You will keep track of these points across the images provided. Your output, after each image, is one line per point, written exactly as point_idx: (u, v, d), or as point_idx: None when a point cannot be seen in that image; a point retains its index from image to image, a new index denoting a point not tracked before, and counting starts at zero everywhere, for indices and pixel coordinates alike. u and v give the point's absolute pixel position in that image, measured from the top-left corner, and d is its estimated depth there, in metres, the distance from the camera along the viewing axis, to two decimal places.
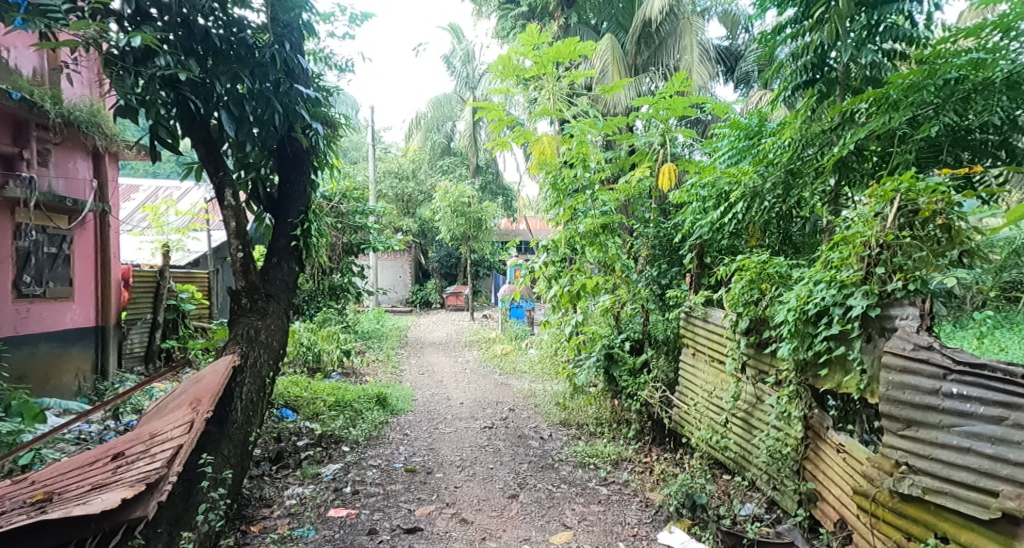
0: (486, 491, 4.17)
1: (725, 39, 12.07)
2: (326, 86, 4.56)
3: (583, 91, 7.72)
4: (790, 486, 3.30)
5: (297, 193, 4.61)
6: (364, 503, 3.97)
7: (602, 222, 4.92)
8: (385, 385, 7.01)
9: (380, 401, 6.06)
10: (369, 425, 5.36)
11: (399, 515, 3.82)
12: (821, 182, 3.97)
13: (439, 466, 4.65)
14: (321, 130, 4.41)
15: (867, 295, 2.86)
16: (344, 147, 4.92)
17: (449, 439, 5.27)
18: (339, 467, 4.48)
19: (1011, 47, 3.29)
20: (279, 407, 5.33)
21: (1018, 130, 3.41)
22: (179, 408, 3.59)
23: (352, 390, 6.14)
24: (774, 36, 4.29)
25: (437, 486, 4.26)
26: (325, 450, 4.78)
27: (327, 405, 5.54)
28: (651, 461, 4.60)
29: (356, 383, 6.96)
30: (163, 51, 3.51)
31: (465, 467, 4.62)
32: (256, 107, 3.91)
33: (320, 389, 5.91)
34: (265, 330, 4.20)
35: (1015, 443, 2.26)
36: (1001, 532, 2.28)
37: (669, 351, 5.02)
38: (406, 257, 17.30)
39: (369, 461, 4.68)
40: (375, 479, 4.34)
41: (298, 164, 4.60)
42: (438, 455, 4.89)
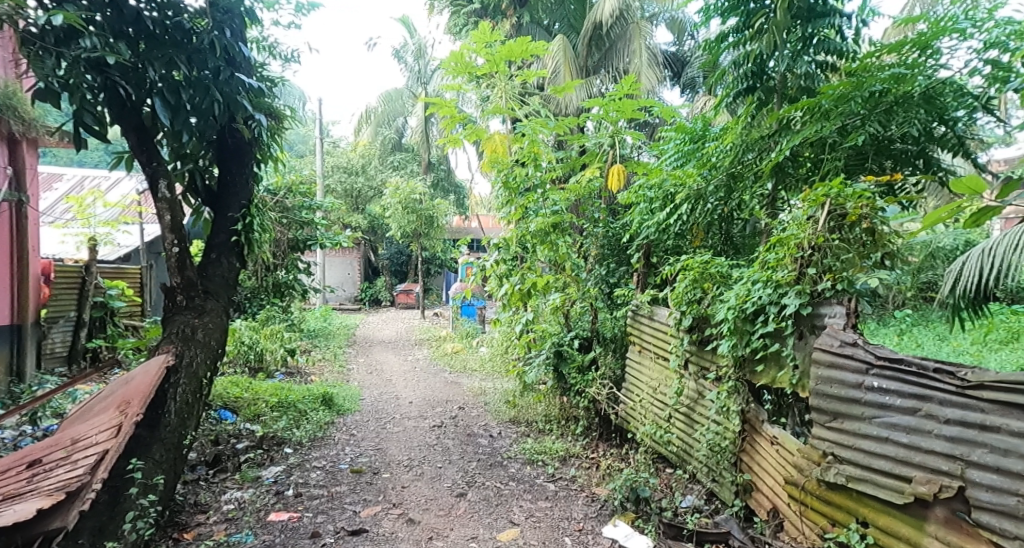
0: (434, 491, 4.19)
1: (672, 44, 12.42)
2: (270, 76, 4.44)
3: (535, 90, 7.81)
4: (727, 477, 3.45)
5: (237, 186, 4.48)
6: (307, 506, 3.93)
7: (553, 221, 5.02)
8: (332, 384, 6.93)
9: (326, 401, 5.99)
10: (314, 426, 5.30)
11: (343, 517, 3.80)
12: (759, 186, 4.15)
13: (386, 466, 4.63)
14: (263, 122, 4.26)
15: (799, 294, 3.02)
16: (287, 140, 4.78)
17: (397, 439, 5.26)
18: (281, 469, 4.41)
19: (927, 63, 3.51)
20: (218, 409, 5.21)
21: (934, 141, 3.62)
22: (104, 410, 3.49)
23: (297, 390, 6.02)
24: (717, 43, 4.47)
25: (384, 487, 4.25)
26: (267, 452, 4.70)
27: (269, 406, 5.44)
28: (597, 456, 4.72)
29: (301, 383, 6.85)
30: (89, 32, 3.41)
31: (412, 467, 4.63)
32: (194, 95, 3.79)
33: (262, 389, 5.79)
34: (201, 329, 4.09)
35: (926, 433, 2.38)
36: (913, 516, 2.40)
37: (617, 349, 5.16)
38: (355, 254, 17.01)
39: (313, 463, 4.62)
40: (318, 481, 4.30)
41: (240, 155, 4.46)
42: (385, 455, 4.87)
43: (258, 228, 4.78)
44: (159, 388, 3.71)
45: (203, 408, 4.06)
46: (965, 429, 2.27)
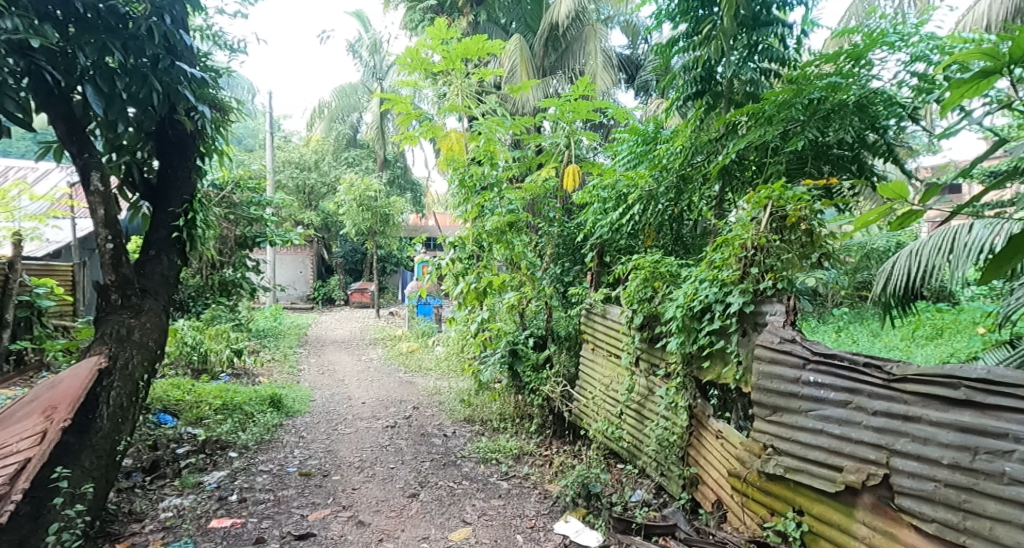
0: (385, 492, 4.17)
1: (627, 47, 12.65)
2: (215, 67, 4.35)
3: (492, 89, 7.84)
4: (675, 471, 3.56)
5: (178, 180, 4.31)
6: (252, 511, 3.85)
7: (509, 220, 5.06)
8: (281, 385, 6.80)
9: (274, 402, 5.88)
10: (261, 428, 5.20)
11: (290, 522, 3.74)
12: (707, 188, 4.27)
13: (336, 468, 4.59)
14: (207, 114, 4.13)
15: (743, 292, 3.12)
16: (234, 133, 4.69)
17: (349, 440, 5.21)
18: (224, 475, 4.31)
19: (861, 73, 3.68)
20: (156, 413, 5.04)
21: (867, 147, 3.81)
22: (29, 416, 3.37)
23: (242, 392, 5.88)
24: (668, 48, 4.58)
25: (334, 489, 4.21)
26: (209, 456, 4.58)
27: (213, 409, 5.31)
28: (550, 453, 4.78)
29: (248, 384, 6.69)
30: (10, 13, 3.15)
31: (364, 468, 4.59)
32: (130, 84, 3.65)
33: (206, 391, 5.64)
34: (138, 329, 3.97)
35: (857, 424, 2.43)
36: (844, 503, 2.45)
37: (571, 347, 5.23)
38: (307, 252, 16.68)
39: (259, 467, 4.53)
40: (265, 485, 4.22)
41: (180, 147, 4.33)
42: (336, 457, 4.82)
43: (201, 223, 4.67)
44: (91, 392, 3.59)
45: (140, 412, 3.94)
46: (890, 420, 2.32)
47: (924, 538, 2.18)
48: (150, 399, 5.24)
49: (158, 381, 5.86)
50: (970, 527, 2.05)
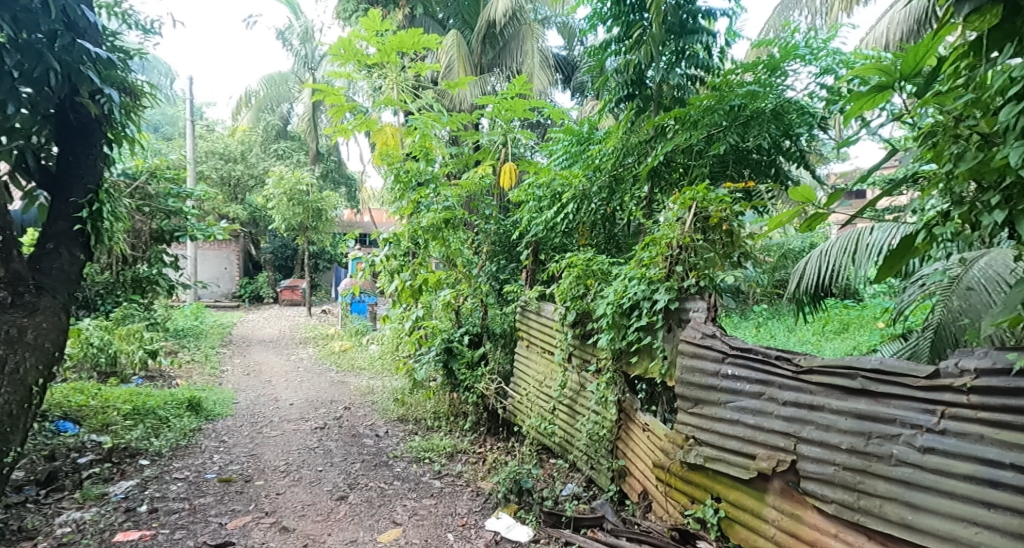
0: (312, 496, 4.10)
1: (563, 48, 12.83)
2: (123, 47, 4.14)
3: (428, 85, 7.79)
4: (604, 464, 3.66)
5: (82, 168, 4.03)
6: (164, 522, 3.68)
7: (444, 217, 5.05)
8: (201, 388, 6.53)
9: (193, 406, 5.66)
10: (176, 434, 4.99)
11: (206, 531, 3.61)
12: (637, 188, 4.37)
13: (259, 472, 4.46)
14: (115, 97, 3.91)
15: (669, 290, 3.24)
16: (146, 119, 4.46)
17: (274, 443, 5.08)
18: (133, 484, 4.10)
19: (778, 83, 3.89)
20: (56, 420, 4.76)
21: (782, 153, 4.04)
22: None
23: (155, 396, 5.64)
24: (602, 50, 4.70)
25: (256, 495, 4.10)
26: (116, 465, 4.35)
27: (122, 414, 5.06)
28: (484, 451, 4.81)
29: (163, 388, 6.39)
30: None
31: (290, 472, 4.49)
32: (23, 61, 3.44)
33: (113, 396, 5.38)
34: (32, 329, 3.77)
35: (769, 414, 2.54)
36: (757, 489, 2.54)
37: (506, 344, 5.26)
38: (232, 248, 16.06)
39: (173, 475, 4.35)
40: (179, 494, 4.06)
41: (84, 133, 4.02)
42: (260, 461, 4.69)
43: (108, 216, 4.35)
44: None
45: (36, 417, 3.84)
46: (797, 409, 2.42)
47: (826, 518, 2.25)
48: (48, 405, 4.94)
49: (58, 386, 5.50)
50: (863, 505, 2.11)
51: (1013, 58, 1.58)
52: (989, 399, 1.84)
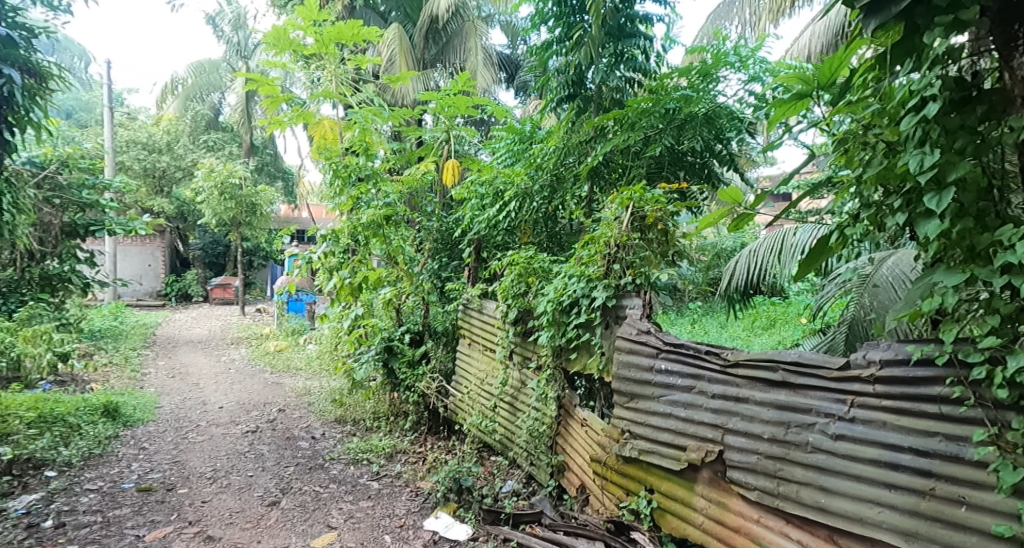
0: (241, 502, 3.98)
1: (507, 47, 12.90)
2: (28, 25, 3.94)
3: (369, 78, 7.68)
4: (544, 460, 3.72)
5: None
6: (73, 537, 3.48)
7: (385, 214, 4.97)
8: (119, 393, 6.22)
9: (109, 412, 5.38)
10: (88, 442, 4.74)
11: (122, 544, 3.44)
12: (578, 188, 4.46)
13: (183, 480, 4.30)
14: (18, 79, 3.67)
15: (606, 287, 3.32)
16: (55, 103, 4.26)
17: (201, 449, 4.90)
18: (38, 498, 3.87)
19: (709, 89, 4.03)
20: None
21: (714, 155, 4.20)
22: None
23: (65, 402, 5.31)
24: (543, 50, 4.74)
25: (179, 504, 3.94)
26: (19, 479, 4.09)
27: (25, 422, 4.67)
28: (424, 450, 4.79)
29: (76, 392, 6.04)
30: None
31: (217, 478, 4.35)
32: None
33: (15, 403, 4.92)
34: None
35: (699, 407, 2.63)
36: (687, 480, 2.64)
37: (448, 342, 5.23)
38: (157, 243, 15.35)
39: (85, 486, 4.13)
40: (92, 506, 3.85)
41: None
42: (184, 468, 4.52)
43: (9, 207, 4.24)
44: None
45: None
46: (725, 401, 2.51)
47: (750, 505, 2.35)
48: None
49: None
50: (783, 492, 2.21)
51: (911, 72, 1.72)
52: (892, 387, 1.93)
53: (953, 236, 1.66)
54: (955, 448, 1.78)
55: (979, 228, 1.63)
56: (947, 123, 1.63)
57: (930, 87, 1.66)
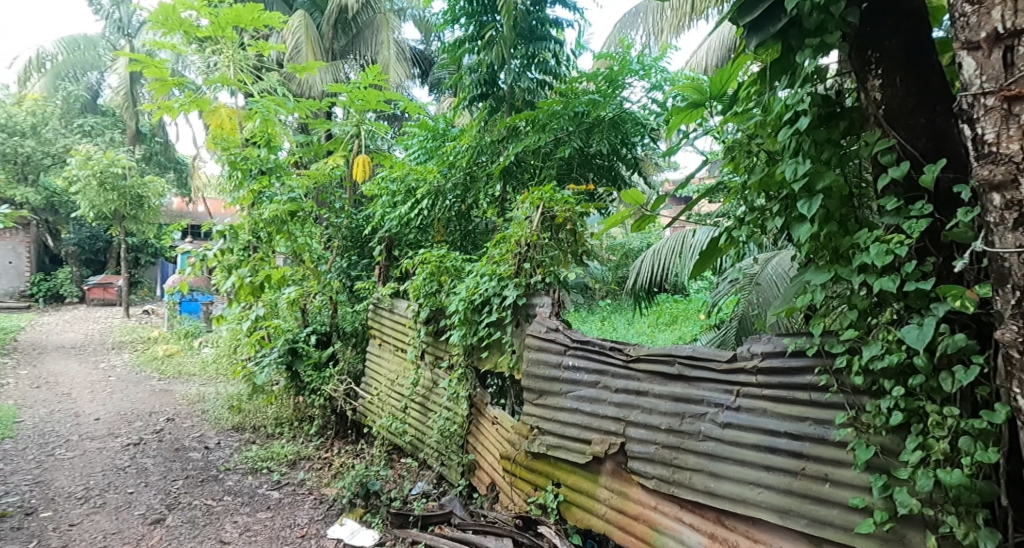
0: (119, 523, 3.70)
1: (420, 43, 12.78)
2: None
3: (272, 66, 7.39)
4: (455, 459, 3.73)
5: None
6: None
7: (289, 209, 4.81)
8: None
9: None
10: None
11: None
12: (490, 187, 4.46)
13: (47, 503, 3.95)
14: None
15: (517, 286, 3.36)
16: None
17: (70, 467, 4.53)
18: None
19: (616, 94, 4.19)
20: None
21: (620, 158, 4.34)
22: None
23: None
24: (456, 48, 4.76)
25: (44, 528, 3.62)
26: None
27: None
28: (330, 455, 4.67)
29: None
30: None
31: (90, 498, 4.03)
32: None
33: None
34: None
35: (603, 401, 2.73)
36: (593, 472, 2.74)
37: (357, 343, 5.16)
38: (22, 238, 14.00)
39: None
40: None
41: None
42: (49, 489, 4.15)
43: None
44: None
45: None
46: (627, 395, 2.62)
47: (649, 493, 2.47)
48: None
49: None
50: (678, 479, 2.33)
51: (787, 89, 1.92)
52: (772, 378, 2.08)
53: (821, 239, 1.81)
54: (822, 430, 1.95)
55: (842, 232, 1.80)
56: (816, 136, 1.80)
57: (802, 102, 1.81)
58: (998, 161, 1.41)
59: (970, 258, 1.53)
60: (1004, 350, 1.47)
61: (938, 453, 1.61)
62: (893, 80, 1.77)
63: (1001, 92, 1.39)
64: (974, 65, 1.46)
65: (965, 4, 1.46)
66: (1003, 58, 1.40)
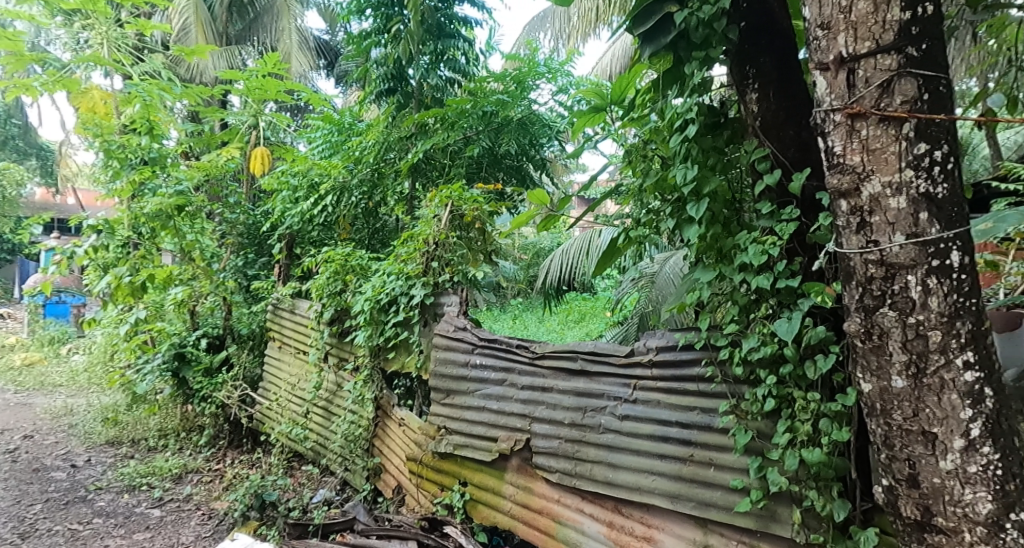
0: None
1: (324, 33, 12.36)
2: None
3: (154, 48, 6.89)
4: (360, 464, 3.63)
5: None
6: None
7: (174, 202, 4.51)
8: None
9: None
10: None
11: None
12: (399, 183, 4.36)
13: None
14: None
15: (425, 285, 3.33)
16: None
17: None
18: None
19: (523, 96, 4.25)
20: None
21: (528, 158, 4.42)
22: None
23: None
24: (361, 41, 4.64)
25: None
26: None
27: None
28: (222, 467, 4.43)
29: None
30: None
31: None
32: None
33: None
34: None
35: (509, 399, 2.75)
36: (499, 469, 2.76)
37: (254, 347, 4.91)
38: None
39: None
40: None
41: None
42: None
43: None
44: None
45: None
46: (533, 391, 2.65)
47: (552, 487, 2.51)
48: None
49: None
50: (579, 471, 2.38)
51: (678, 98, 2.00)
52: (665, 371, 2.17)
53: (708, 240, 1.92)
54: (708, 419, 2.05)
55: (726, 233, 1.91)
56: (703, 143, 1.91)
57: (690, 111, 1.91)
58: (844, 171, 1.52)
59: (824, 258, 1.66)
60: (849, 340, 1.59)
61: (803, 434, 1.74)
62: (767, 94, 1.88)
63: (845, 110, 1.50)
64: (825, 84, 1.55)
65: (818, 29, 1.55)
66: (846, 79, 1.50)
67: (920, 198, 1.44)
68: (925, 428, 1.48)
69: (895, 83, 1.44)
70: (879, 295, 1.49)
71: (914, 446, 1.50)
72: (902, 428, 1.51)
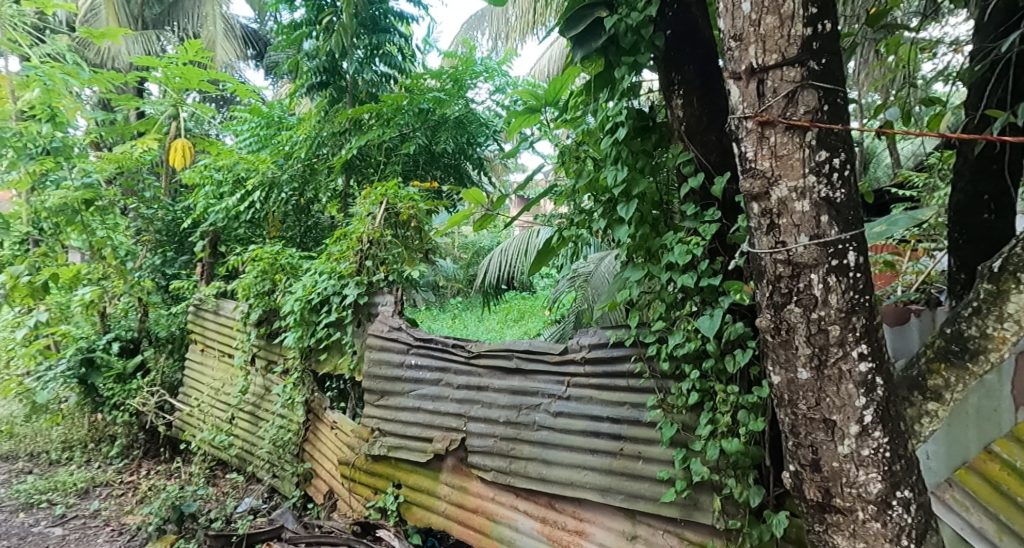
0: None
1: (252, 21, 11.92)
2: None
3: (61, 30, 6.45)
4: (289, 470, 3.52)
5: None
6: None
7: (82, 196, 4.22)
8: None
9: None
10: None
11: None
12: (331, 180, 4.26)
13: None
14: None
15: (358, 284, 3.26)
16: None
17: None
18: None
19: (460, 94, 4.23)
20: None
21: (466, 157, 4.38)
22: None
23: None
24: (292, 32, 4.50)
25: None
26: None
27: None
28: (136, 479, 4.20)
29: None
30: None
31: None
32: None
33: None
34: None
35: (444, 399, 2.73)
36: (433, 469, 2.73)
37: (173, 350, 4.69)
38: None
39: None
40: None
41: None
42: None
43: None
44: None
45: None
46: (468, 391, 2.64)
47: (487, 485, 2.51)
48: None
49: None
50: (514, 469, 2.39)
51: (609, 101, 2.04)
52: (598, 368, 2.21)
53: (637, 239, 1.98)
54: (637, 413, 2.10)
55: (654, 234, 1.97)
56: (632, 146, 1.95)
57: (620, 114, 1.95)
58: (755, 176, 1.57)
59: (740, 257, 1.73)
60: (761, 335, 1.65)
61: (723, 426, 1.81)
62: (691, 101, 1.94)
63: (756, 117, 1.54)
64: (737, 93, 1.59)
65: (730, 41, 1.58)
66: (756, 89, 1.55)
67: (822, 202, 1.51)
68: (825, 416, 1.54)
69: (799, 94, 1.50)
70: (786, 292, 1.55)
71: (816, 433, 1.56)
72: (806, 416, 1.57)
